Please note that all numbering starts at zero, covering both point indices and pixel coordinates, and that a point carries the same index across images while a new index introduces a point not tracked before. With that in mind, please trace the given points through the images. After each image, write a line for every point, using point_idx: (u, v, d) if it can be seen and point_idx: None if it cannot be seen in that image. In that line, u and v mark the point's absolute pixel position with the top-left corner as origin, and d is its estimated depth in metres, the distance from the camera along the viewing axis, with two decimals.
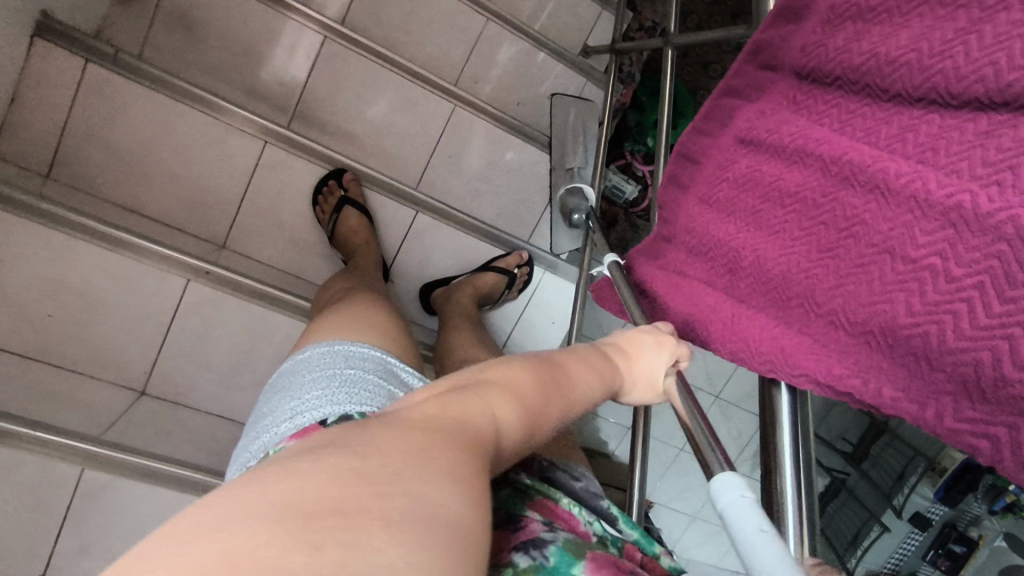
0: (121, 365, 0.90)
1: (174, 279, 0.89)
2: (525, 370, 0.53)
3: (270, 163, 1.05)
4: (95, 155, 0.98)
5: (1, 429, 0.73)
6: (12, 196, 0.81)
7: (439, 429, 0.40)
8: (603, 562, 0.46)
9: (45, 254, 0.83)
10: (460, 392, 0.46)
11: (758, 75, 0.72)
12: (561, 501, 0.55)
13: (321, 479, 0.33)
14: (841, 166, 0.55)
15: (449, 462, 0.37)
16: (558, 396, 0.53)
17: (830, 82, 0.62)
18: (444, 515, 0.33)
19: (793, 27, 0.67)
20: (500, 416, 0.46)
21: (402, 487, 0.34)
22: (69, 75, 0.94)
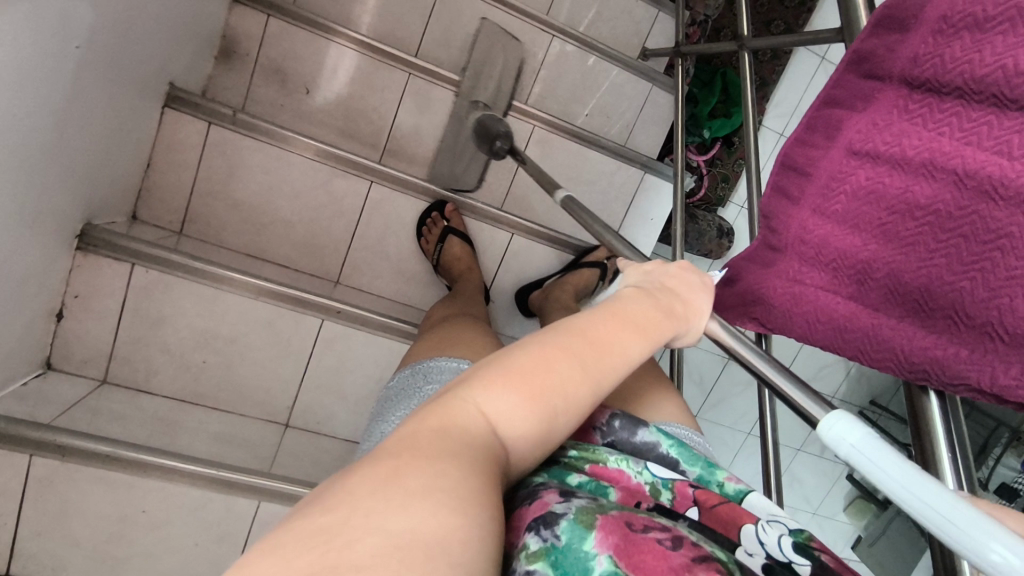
0: (267, 402, 0.99)
1: (308, 320, 0.97)
2: (540, 344, 0.52)
3: (375, 202, 1.11)
4: (220, 209, 1.06)
5: (187, 470, 0.81)
6: (171, 259, 0.89)
7: (414, 451, 0.41)
8: (614, 529, 0.48)
9: (199, 308, 0.92)
10: (441, 405, 0.46)
11: (861, 85, 0.74)
12: (609, 461, 0.61)
13: (326, 524, 0.35)
14: (981, 180, 0.58)
15: (446, 485, 0.39)
16: (583, 367, 0.52)
17: (945, 89, 0.64)
18: (405, 535, 0.35)
19: (901, 37, 0.69)
20: (488, 413, 0.46)
21: (399, 518, 0.35)
22: (194, 139, 1.02)
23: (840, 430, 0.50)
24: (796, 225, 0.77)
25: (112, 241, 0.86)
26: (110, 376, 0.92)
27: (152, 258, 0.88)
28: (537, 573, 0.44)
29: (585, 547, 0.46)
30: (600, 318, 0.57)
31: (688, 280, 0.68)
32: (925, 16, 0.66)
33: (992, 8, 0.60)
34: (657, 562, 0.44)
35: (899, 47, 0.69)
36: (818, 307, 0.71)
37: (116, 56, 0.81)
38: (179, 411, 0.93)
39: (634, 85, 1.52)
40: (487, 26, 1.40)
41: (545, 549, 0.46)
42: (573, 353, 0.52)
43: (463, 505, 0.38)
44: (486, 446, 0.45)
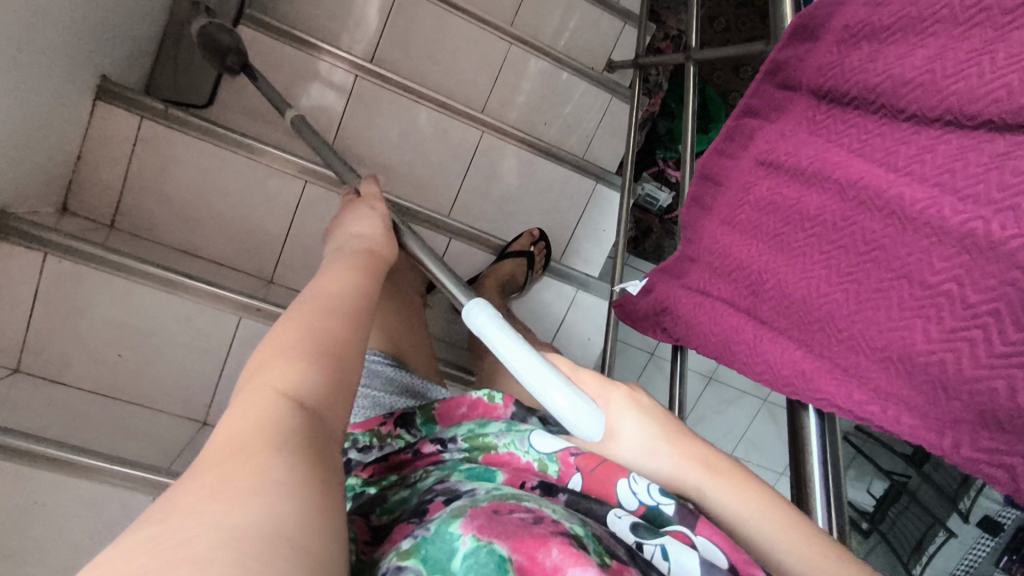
0: (186, 399, 0.98)
1: (227, 317, 0.96)
2: (310, 314, 0.57)
3: (309, 201, 1.11)
4: (153, 204, 1.06)
5: (91, 465, 0.81)
6: (90, 252, 0.89)
7: (236, 458, 0.39)
8: (480, 514, 0.47)
9: (115, 301, 0.92)
10: (241, 408, 0.44)
11: (777, 95, 0.73)
12: (499, 447, 0.63)
13: (145, 540, 0.32)
14: (861, 190, 0.56)
15: (275, 467, 0.38)
16: (350, 319, 0.59)
17: (844, 99, 0.62)
18: (240, 525, 0.33)
19: (810, 47, 0.67)
20: (288, 390, 0.47)
21: (231, 511, 0.34)
22: (128, 133, 1.02)
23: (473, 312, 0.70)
24: (710, 234, 0.76)
25: (23, 231, 0.86)
26: (23, 366, 0.91)
27: (73, 250, 0.89)
28: (407, 567, 0.42)
29: (453, 530, 0.45)
30: (339, 275, 0.67)
31: (376, 217, 0.86)
32: (832, 26, 0.65)
33: (887, 16, 0.58)
34: (518, 536, 0.44)
35: (806, 57, 0.68)
36: (713, 319, 0.69)
37: (38, 44, 0.82)
38: (90, 405, 0.92)
39: (595, 96, 1.52)
40: (446, 33, 1.41)
41: (416, 546, 0.45)
42: (334, 309, 0.59)
43: (290, 491, 0.37)
44: (303, 424, 0.44)
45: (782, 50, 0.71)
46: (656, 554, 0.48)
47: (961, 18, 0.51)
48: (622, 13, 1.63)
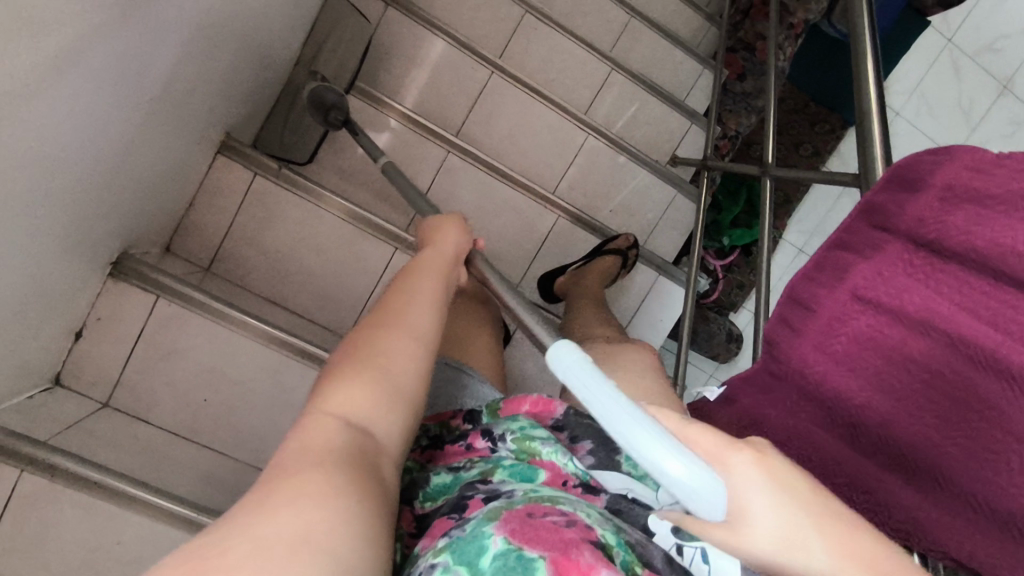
0: (259, 449, 0.99)
1: (313, 373, 0.99)
2: (370, 337, 0.66)
3: (396, 266, 1.16)
4: (249, 254, 1.11)
5: (148, 499, 0.80)
6: (196, 297, 0.94)
7: (283, 465, 0.47)
8: (515, 516, 0.51)
9: (211, 347, 0.96)
10: (303, 423, 0.54)
11: (871, 234, 0.71)
12: (542, 453, 0.68)
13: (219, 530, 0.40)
14: (974, 348, 0.60)
15: (325, 479, 0.46)
16: (405, 339, 0.67)
17: (946, 252, 0.64)
18: (293, 529, 0.40)
19: (908, 197, 0.68)
20: (342, 412, 0.56)
21: (283, 514, 0.41)
22: (239, 187, 1.09)
23: (562, 353, 0.53)
24: (796, 356, 0.74)
25: (142, 273, 0.92)
26: (113, 400, 0.94)
27: (180, 294, 0.94)
28: (440, 563, 0.47)
29: (486, 530, 0.49)
30: (400, 294, 0.75)
31: (446, 236, 0.92)
32: (934, 181, 0.67)
33: (994, 187, 0.62)
34: (548, 539, 0.47)
35: (907, 205, 0.68)
36: (810, 452, 0.70)
37: (186, 102, 0.89)
38: (171, 445, 0.93)
39: (659, 189, 1.59)
40: (527, 116, 1.50)
41: (450, 542, 0.49)
42: (393, 331, 0.67)
43: (327, 495, 0.44)
44: (350, 441, 0.53)
45: (878, 193, 0.72)
46: (696, 556, 0.52)
47: None
48: (689, 113, 1.73)
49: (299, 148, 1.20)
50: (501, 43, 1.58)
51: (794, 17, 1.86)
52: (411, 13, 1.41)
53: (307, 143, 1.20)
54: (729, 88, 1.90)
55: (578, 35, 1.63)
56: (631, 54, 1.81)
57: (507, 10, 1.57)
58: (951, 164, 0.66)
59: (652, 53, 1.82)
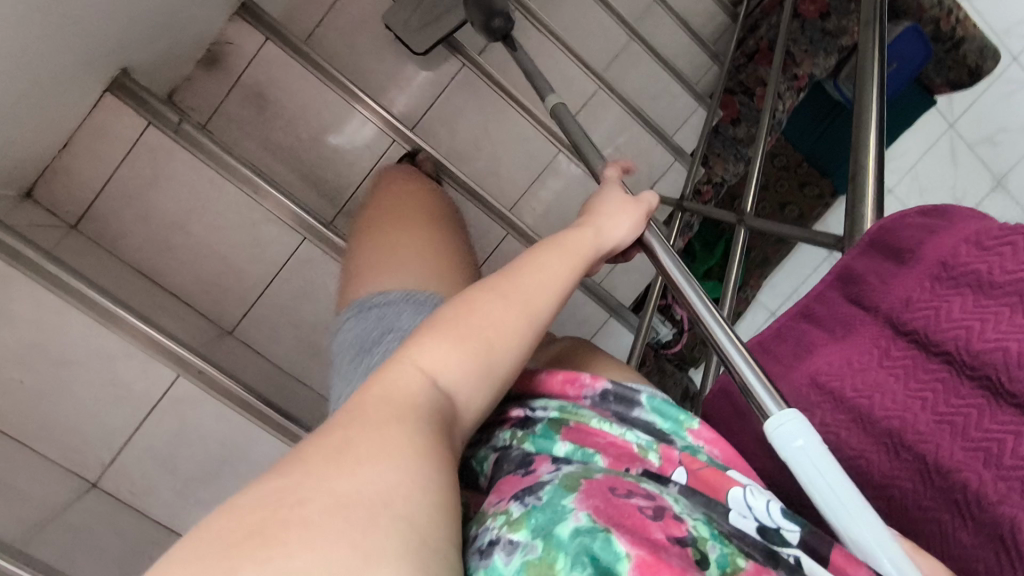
0: (81, 451, 0.81)
1: (161, 371, 0.82)
2: (476, 295, 0.53)
3: (302, 259, 0.99)
4: (127, 216, 0.94)
5: None
6: (22, 253, 0.76)
7: (360, 416, 0.40)
8: (596, 491, 0.43)
9: (36, 317, 0.77)
10: (382, 370, 0.46)
11: (843, 308, 0.64)
12: (591, 422, 0.55)
13: (262, 490, 0.34)
14: (954, 486, 0.50)
15: (401, 440, 0.38)
16: (522, 311, 0.53)
17: (931, 346, 0.55)
18: (358, 491, 0.34)
19: (894, 272, 0.61)
20: (428, 369, 0.46)
21: (352, 471, 0.35)
22: (127, 135, 0.92)
23: (783, 431, 0.44)
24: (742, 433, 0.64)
25: None
26: None
27: (9, 249, 0.75)
28: (518, 541, 0.39)
29: (566, 503, 0.41)
30: (527, 259, 0.58)
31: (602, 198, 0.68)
32: (924, 256, 0.59)
33: (1000, 274, 0.53)
34: (637, 532, 0.40)
35: (892, 280, 0.60)
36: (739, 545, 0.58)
37: (66, 23, 0.72)
38: None
39: None
40: None
41: (527, 513, 0.42)
42: (502, 292, 0.54)
43: (414, 461, 0.37)
44: (431, 401, 0.44)
45: (858, 257, 0.64)
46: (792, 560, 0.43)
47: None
48: (674, 149, 1.62)
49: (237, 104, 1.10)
50: None
51: (800, 68, 1.75)
52: None
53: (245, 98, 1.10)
54: (721, 131, 1.79)
55: (571, 47, 1.50)
56: (624, 79, 1.69)
57: None
58: (945, 236, 0.58)
59: (647, 83, 1.70)
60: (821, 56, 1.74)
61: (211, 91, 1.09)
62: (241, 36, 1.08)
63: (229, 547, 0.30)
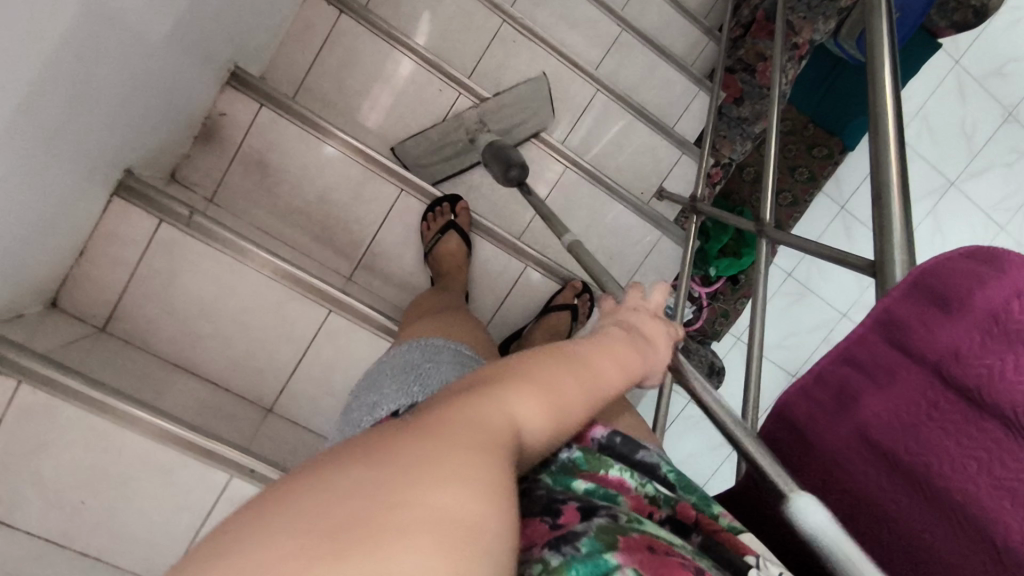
0: (149, 557, 0.84)
1: (214, 476, 0.83)
2: (543, 358, 0.58)
3: (330, 331, 0.99)
4: (153, 313, 0.94)
5: None
6: (62, 381, 0.76)
7: (446, 435, 0.43)
8: (635, 546, 0.47)
9: (87, 439, 0.79)
10: (475, 399, 0.49)
11: (885, 352, 0.65)
12: (611, 469, 0.59)
13: (356, 488, 0.38)
14: (985, 529, 0.54)
15: (489, 469, 0.42)
16: (581, 385, 0.58)
17: (984, 404, 0.56)
18: (445, 513, 0.37)
19: (941, 318, 0.61)
20: (512, 412, 0.50)
21: (439, 492, 0.38)
22: (140, 234, 0.91)
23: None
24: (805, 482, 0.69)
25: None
26: None
27: (48, 381, 0.76)
28: None
29: (608, 557, 0.45)
30: (586, 347, 0.64)
31: (659, 327, 0.75)
32: (974, 303, 0.58)
33: None
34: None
35: (936, 325, 0.61)
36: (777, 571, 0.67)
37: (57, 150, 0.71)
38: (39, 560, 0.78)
39: (642, 233, 1.44)
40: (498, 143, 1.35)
41: (567, 564, 0.45)
42: (568, 365, 0.59)
43: (495, 491, 0.40)
44: (510, 437, 0.47)
45: (901, 302, 0.64)
46: None
47: None
48: (680, 141, 1.57)
49: (241, 174, 1.08)
50: (473, 57, 1.41)
51: (800, 36, 1.70)
52: (370, 22, 1.22)
53: (246, 166, 1.08)
54: (725, 111, 1.74)
55: (564, 51, 1.45)
56: (620, 74, 1.64)
57: (483, 21, 1.39)
58: (998, 281, 0.58)
59: (645, 73, 1.65)
60: (821, 21, 1.67)
61: (212, 165, 1.07)
62: (232, 106, 1.06)
63: (325, 538, 0.34)
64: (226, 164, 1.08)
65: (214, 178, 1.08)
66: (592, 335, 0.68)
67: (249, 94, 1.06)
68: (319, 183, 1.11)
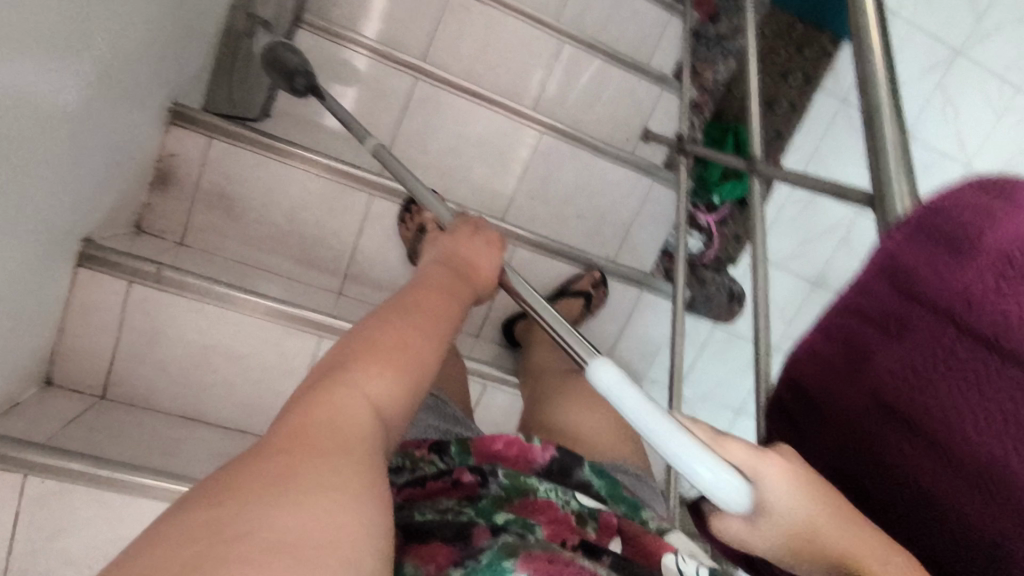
0: None
1: None
2: (389, 321, 0.60)
3: (325, 357, 0.99)
4: (148, 372, 0.93)
5: None
6: (67, 467, 0.77)
7: (300, 446, 0.45)
8: (532, 566, 0.52)
9: (106, 516, 0.80)
10: (326, 390, 0.51)
11: (891, 302, 0.62)
12: (539, 491, 0.66)
13: (210, 520, 0.38)
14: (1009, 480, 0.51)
15: (347, 468, 0.45)
16: (426, 338, 0.61)
17: (998, 349, 0.53)
18: (304, 528, 0.39)
19: (950, 262, 0.58)
20: (370, 394, 0.52)
21: (294, 506, 0.40)
22: (115, 299, 0.89)
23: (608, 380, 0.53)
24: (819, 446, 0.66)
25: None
26: None
27: (53, 469, 0.76)
28: None
29: (505, 572, 0.51)
30: (426, 298, 0.67)
31: (482, 251, 0.79)
32: (985, 245, 0.56)
33: None
34: None
35: (946, 269, 0.58)
36: None
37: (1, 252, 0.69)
38: None
39: (631, 184, 1.38)
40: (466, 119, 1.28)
41: None
42: (413, 322, 0.61)
43: (354, 497, 0.43)
44: (371, 420, 0.50)
45: (909, 249, 0.61)
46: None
47: None
48: (658, 77, 1.48)
49: (205, 211, 1.05)
50: (425, 32, 1.33)
51: None
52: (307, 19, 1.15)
53: (209, 202, 1.05)
54: (701, 33, 1.63)
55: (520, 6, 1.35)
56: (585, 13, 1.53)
57: None
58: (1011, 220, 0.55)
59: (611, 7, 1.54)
60: None
61: (174, 207, 1.04)
62: (180, 143, 1.01)
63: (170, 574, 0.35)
64: (189, 204, 1.04)
65: (179, 220, 1.04)
66: (417, 279, 0.72)
67: (195, 127, 1.01)
68: (287, 205, 1.07)
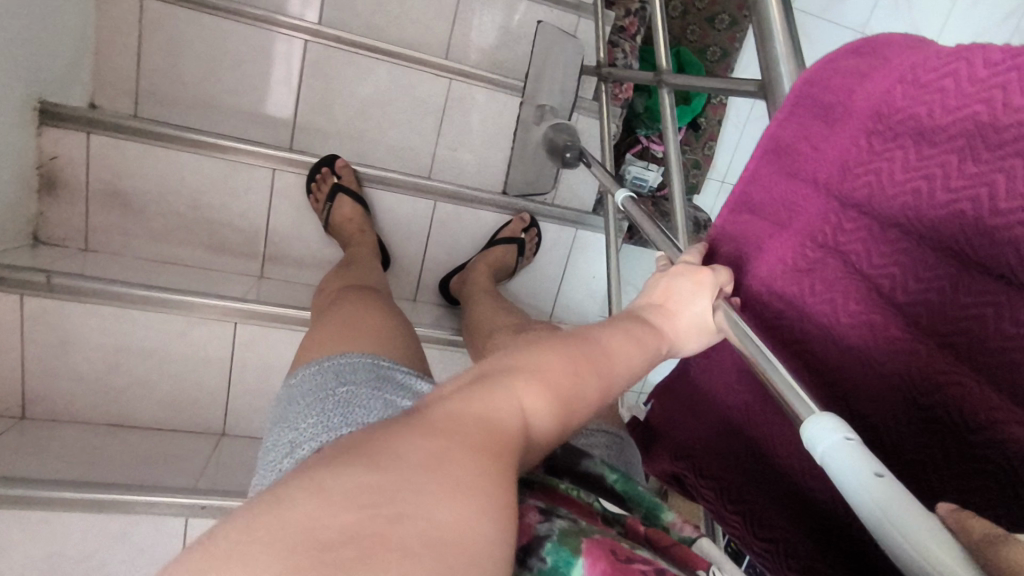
0: None
1: (170, 521, 0.86)
2: (559, 343, 0.48)
3: (246, 342, 0.96)
4: (63, 383, 0.90)
5: None
6: None
7: (463, 434, 0.36)
8: (601, 549, 0.40)
9: (30, 531, 0.80)
10: (477, 388, 0.41)
11: (779, 184, 0.57)
12: (560, 487, 0.51)
13: (352, 494, 0.31)
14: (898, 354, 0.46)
15: (483, 475, 0.34)
16: (594, 375, 0.47)
17: (881, 214, 0.48)
18: (451, 535, 0.30)
19: (827, 129, 0.52)
20: (523, 408, 0.41)
21: (424, 504, 0.31)
22: (11, 316, 0.85)
23: (818, 432, 0.39)
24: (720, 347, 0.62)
25: None
26: None
27: None
28: None
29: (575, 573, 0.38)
30: (610, 331, 0.53)
31: (678, 282, 0.59)
32: (855, 102, 0.49)
33: (941, 108, 0.43)
34: None
35: (824, 137, 0.52)
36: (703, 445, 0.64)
37: None
38: None
39: None
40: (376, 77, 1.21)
41: None
42: (585, 351, 0.48)
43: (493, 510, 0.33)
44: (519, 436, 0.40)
45: (790, 124, 0.55)
46: None
47: (950, 133, 0.42)
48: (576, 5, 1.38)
49: (101, 211, 1.01)
50: None
51: None
52: None
53: (104, 201, 1.00)
54: None
55: None
56: None
57: None
58: (878, 69, 0.48)
59: None
60: None
61: (68, 211, 1.00)
62: (60, 144, 0.96)
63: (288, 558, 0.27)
64: (84, 206, 1.00)
65: (77, 224, 1.00)
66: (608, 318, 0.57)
67: (73, 125, 0.96)
68: (188, 193, 1.03)
